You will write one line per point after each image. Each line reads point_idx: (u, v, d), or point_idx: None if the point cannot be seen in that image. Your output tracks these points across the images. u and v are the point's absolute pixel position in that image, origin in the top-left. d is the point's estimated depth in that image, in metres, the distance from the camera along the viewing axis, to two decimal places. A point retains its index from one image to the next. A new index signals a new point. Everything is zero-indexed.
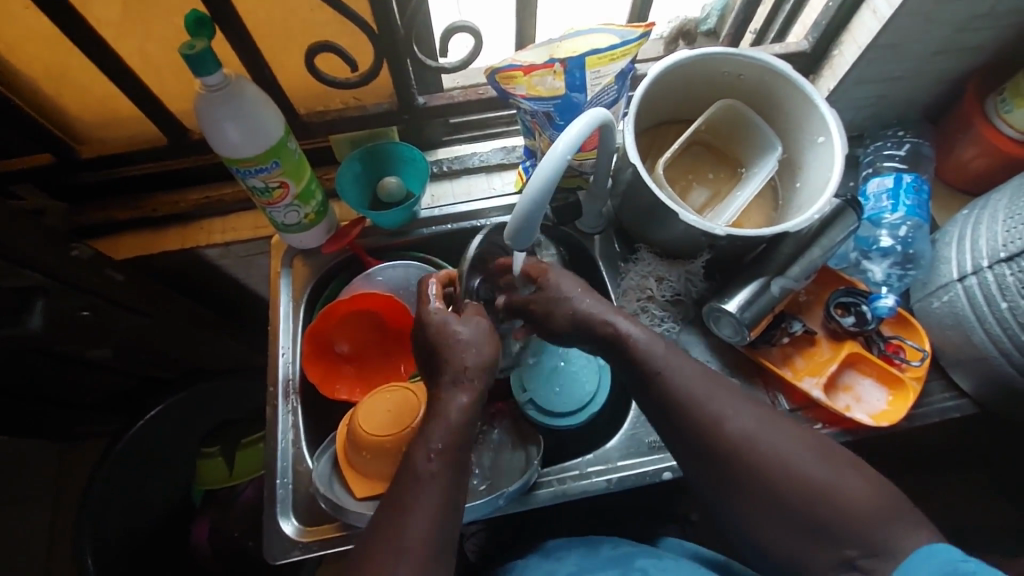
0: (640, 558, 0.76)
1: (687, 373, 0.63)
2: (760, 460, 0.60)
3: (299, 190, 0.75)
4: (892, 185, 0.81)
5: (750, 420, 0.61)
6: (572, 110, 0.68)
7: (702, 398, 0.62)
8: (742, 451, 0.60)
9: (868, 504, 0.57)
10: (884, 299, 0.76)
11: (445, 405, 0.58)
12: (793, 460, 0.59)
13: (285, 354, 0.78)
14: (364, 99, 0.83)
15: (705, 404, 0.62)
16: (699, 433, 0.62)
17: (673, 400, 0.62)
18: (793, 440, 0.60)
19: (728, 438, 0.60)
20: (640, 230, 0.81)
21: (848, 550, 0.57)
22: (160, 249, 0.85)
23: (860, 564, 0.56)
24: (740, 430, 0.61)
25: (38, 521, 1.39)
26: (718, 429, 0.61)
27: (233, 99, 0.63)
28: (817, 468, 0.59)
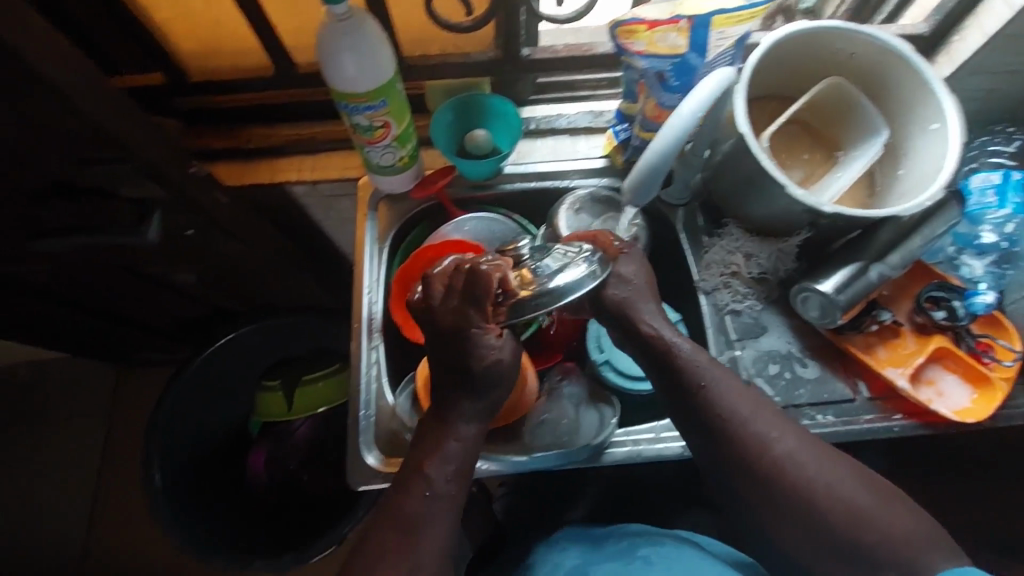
0: (641, 548, 0.78)
1: (729, 391, 0.63)
2: (806, 486, 0.59)
3: (399, 132, 0.75)
4: (999, 181, 0.78)
5: (793, 444, 0.61)
6: (688, 72, 0.67)
7: (746, 417, 0.62)
8: (786, 474, 0.60)
9: (913, 532, 0.58)
10: (981, 295, 0.75)
11: (456, 436, 0.62)
12: (836, 487, 0.59)
13: (370, 294, 0.80)
14: (464, 46, 0.82)
15: (748, 424, 0.62)
16: (743, 452, 0.61)
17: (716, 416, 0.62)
18: (835, 464, 0.60)
19: (773, 462, 0.60)
20: (732, 202, 0.80)
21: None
22: (251, 181, 0.87)
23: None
24: (784, 451, 0.60)
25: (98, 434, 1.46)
26: (761, 452, 0.61)
27: (354, 31, 0.64)
28: (862, 495, 0.59)
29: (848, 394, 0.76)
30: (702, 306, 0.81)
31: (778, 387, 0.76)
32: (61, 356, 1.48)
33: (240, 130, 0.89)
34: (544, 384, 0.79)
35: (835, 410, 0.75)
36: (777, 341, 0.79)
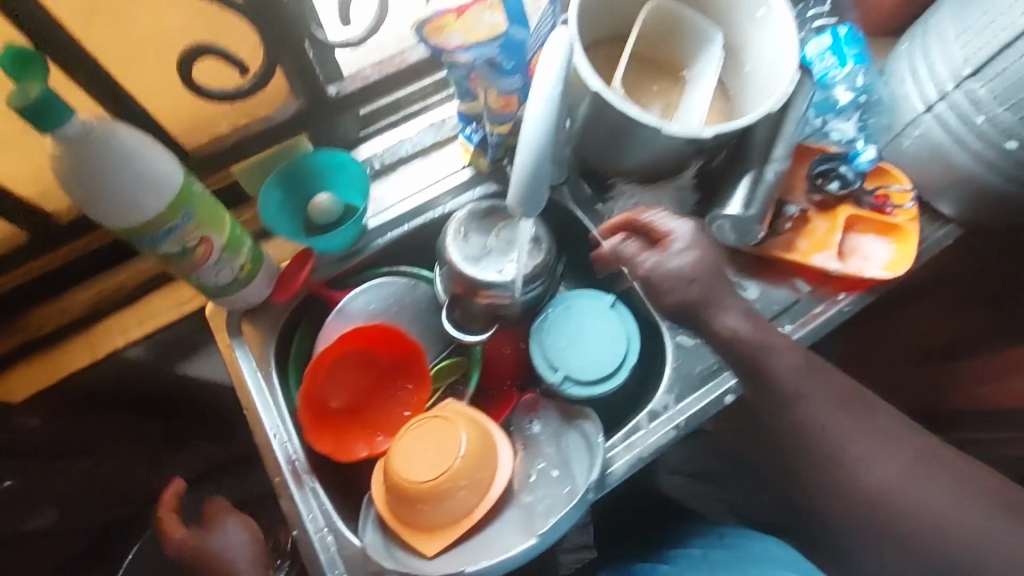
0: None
1: (794, 359, 0.63)
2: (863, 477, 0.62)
3: (224, 240, 0.60)
4: (831, 41, 0.78)
5: (861, 436, 0.62)
6: (519, 49, 0.57)
7: (794, 397, 0.63)
8: (862, 478, 0.62)
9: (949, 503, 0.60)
10: (863, 154, 0.75)
11: None
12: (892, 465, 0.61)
13: (279, 435, 0.66)
14: (260, 109, 0.69)
15: (817, 426, 0.63)
16: (799, 426, 0.63)
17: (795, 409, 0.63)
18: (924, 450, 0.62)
19: (825, 454, 0.62)
20: (612, 161, 0.75)
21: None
22: (72, 369, 0.71)
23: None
24: (822, 427, 0.63)
25: None
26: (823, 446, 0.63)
27: (106, 150, 0.48)
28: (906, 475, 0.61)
29: (791, 296, 0.75)
30: (630, 276, 0.76)
31: None
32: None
33: (27, 314, 0.70)
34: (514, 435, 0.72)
35: (789, 316, 0.74)
36: None
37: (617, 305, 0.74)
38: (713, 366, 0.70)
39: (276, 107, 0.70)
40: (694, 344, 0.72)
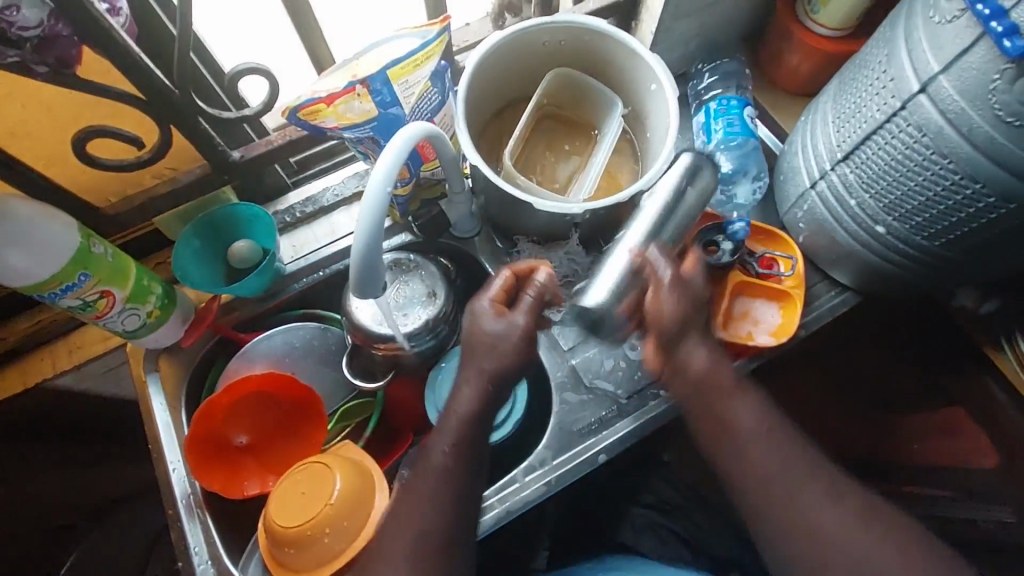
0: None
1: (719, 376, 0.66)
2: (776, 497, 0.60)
3: (127, 293, 0.66)
4: (704, 118, 0.85)
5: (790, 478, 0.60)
6: (394, 125, 0.63)
7: (730, 399, 0.64)
8: (776, 490, 0.60)
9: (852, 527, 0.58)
10: (735, 224, 0.77)
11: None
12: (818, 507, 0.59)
13: (177, 470, 0.71)
14: (178, 167, 0.74)
15: (747, 455, 0.62)
16: (722, 435, 0.63)
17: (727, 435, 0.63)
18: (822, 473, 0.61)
19: (750, 483, 0.61)
20: (512, 222, 0.78)
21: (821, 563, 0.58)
22: (2, 398, 0.76)
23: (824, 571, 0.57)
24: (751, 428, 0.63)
25: None
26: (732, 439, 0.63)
27: (1, 222, 0.54)
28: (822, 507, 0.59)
29: None
30: None
31: (618, 380, 0.76)
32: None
33: None
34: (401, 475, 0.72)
35: None
36: None
37: None
38: (593, 424, 0.74)
39: (188, 169, 0.73)
40: (579, 398, 0.76)
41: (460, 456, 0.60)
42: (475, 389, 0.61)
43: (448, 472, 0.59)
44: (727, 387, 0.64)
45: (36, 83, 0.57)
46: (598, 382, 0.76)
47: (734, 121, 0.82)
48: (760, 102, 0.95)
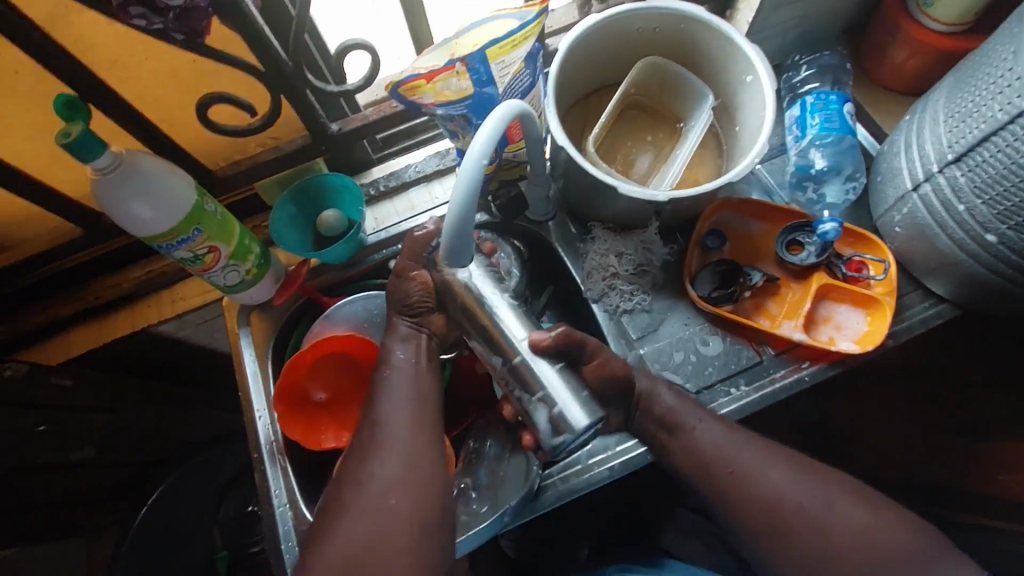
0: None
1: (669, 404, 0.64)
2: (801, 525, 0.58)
3: (231, 249, 0.71)
4: (798, 113, 0.81)
5: (821, 502, 0.58)
6: (487, 105, 0.65)
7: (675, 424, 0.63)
8: (788, 512, 0.58)
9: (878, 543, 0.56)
10: (826, 222, 0.74)
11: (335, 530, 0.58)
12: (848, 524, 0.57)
13: (264, 417, 0.77)
14: (280, 136, 0.79)
15: (742, 462, 0.60)
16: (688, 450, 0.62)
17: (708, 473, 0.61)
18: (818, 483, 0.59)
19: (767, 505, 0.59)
20: (589, 207, 0.79)
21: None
22: (108, 339, 0.82)
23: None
24: (718, 442, 0.62)
25: None
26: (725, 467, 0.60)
27: (130, 176, 0.59)
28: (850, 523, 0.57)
29: (754, 357, 0.76)
30: (597, 315, 0.79)
31: (686, 374, 0.75)
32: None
33: (85, 286, 0.82)
34: (467, 445, 0.75)
35: (745, 377, 0.75)
36: (676, 327, 0.78)
37: None
38: None
39: (290, 139, 0.79)
40: None
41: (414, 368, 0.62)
42: (413, 335, 0.64)
43: (417, 377, 0.62)
44: (688, 416, 0.63)
45: (173, 50, 0.63)
46: (666, 374, 0.75)
47: (834, 116, 0.78)
48: (859, 99, 0.90)
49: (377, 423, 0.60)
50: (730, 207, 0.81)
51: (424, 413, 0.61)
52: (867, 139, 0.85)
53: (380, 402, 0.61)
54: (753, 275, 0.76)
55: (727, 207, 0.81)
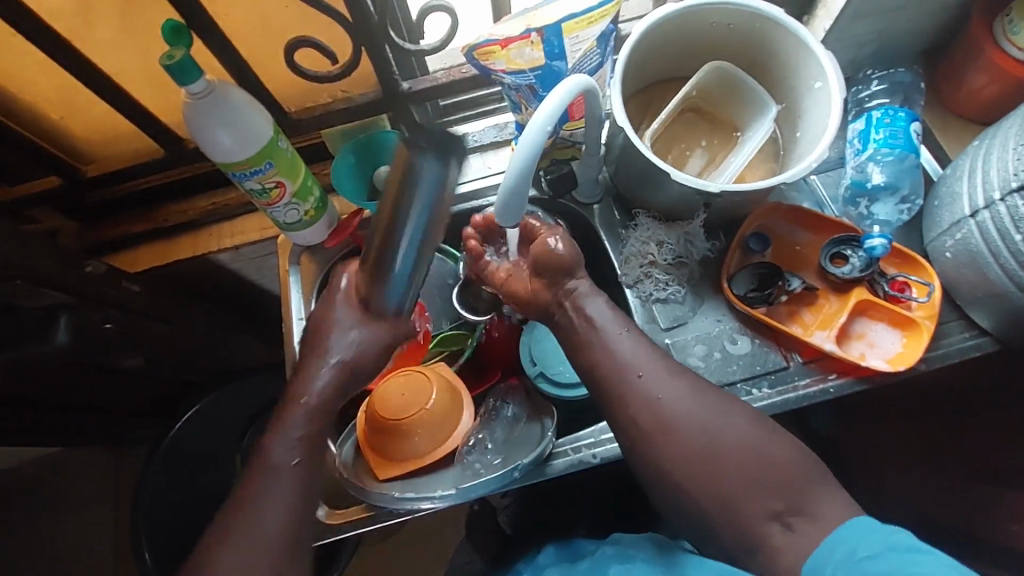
0: (612, 564, 0.70)
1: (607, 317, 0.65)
2: (728, 453, 0.59)
3: (296, 188, 0.74)
4: (862, 126, 0.80)
5: (748, 437, 0.60)
6: (554, 79, 0.67)
7: (606, 324, 0.65)
8: (681, 422, 0.60)
9: (790, 466, 0.59)
10: (875, 237, 0.73)
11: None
12: (768, 452, 0.59)
13: (303, 349, 0.82)
14: (351, 91, 0.83)
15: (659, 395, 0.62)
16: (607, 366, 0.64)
17: (650, 407, 0.61)
18: (714, 406, 0.61)
19: (697, 435, 0.60)
20: (638, 194, 0.80)
21: (775, 502, 0.58)
22: (171, 260, 0.88)
23: (785, 518, 0.57)
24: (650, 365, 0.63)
25: (63, 538, 1.33)
26: (657, 402, 0.61)
27: (219, 103, 0.64)
28: (773, 449, 0.60)
29: (781, 362, 0.76)
30: (629, 300, 0.81)
31: (711, 368, 0.76)
32: (27, 459, 1.36)
33: (154, 209, 0.88)
34: (487, 403, 0.81)
35: (769, 380, 0.75)
36: (707, 322, 0.79)
37: None
38: None
39: (361, 93, 0.83)
40: None
41: (307, 451, 0.62)
42: (331, 389, 0.63)
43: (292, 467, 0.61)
44: (617, 326, 0.65)
45: None
46: (688, 366, 0.77)
47: (898, 134, 0.78)
48: (929, 123, 0.88)
49: (262, 513, 0.59)
50: (778, 213, 0.82)
51: (293, 514, 0.60)
52: (931, 164, 0.83)
53: (261, 489, 0.60)
54: (792, 281, 0.77)
55: (776, 213, 0.82)
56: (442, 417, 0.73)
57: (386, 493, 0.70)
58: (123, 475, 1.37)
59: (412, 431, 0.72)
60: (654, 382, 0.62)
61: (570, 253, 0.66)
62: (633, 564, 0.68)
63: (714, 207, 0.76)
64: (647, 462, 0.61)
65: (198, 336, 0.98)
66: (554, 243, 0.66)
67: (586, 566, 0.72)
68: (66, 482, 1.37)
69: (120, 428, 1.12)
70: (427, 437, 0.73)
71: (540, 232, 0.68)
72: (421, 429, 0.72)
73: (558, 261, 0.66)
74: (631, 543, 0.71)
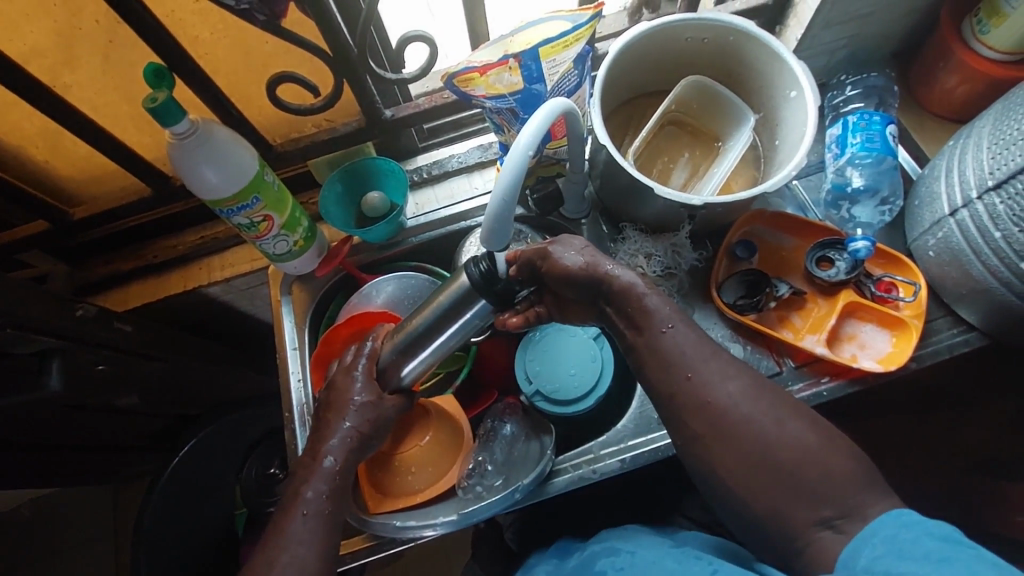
0: (600, 559, 0.71)
1: (656, 309, 0.63)
2: (784, 461, 0.58)
3: (284, 220, 0.75)
4: (840, 132, 0.82)
5: (804, 446, 0.58)
6: (535, 101, 0.68)
7: (663, 320, 0.62)
8: (734, 422, 0.59)
9: (849, 476, 0.57)
10: (858, 240, 0.75)
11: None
12: (826, 462, 0.57)
13: (298, 380, 0.81)
14: (334, 120, 0.84)
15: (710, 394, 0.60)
16: (656, 357, 0.62)
17: (701, 410, 0.60)
18: (775, 406, 0.60)
19: (748, 433, 0.59)
20: (624, 209, 0.81)
21: (825, 509, 0.56)
22: (161, 296, 0.88)
23: (836, 525, 0.56)
24: (699, 362, 0.61)
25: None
26: (709, 404, 0.60)
27: (204, 142, 0.64)
28: (819, 456, 0.58)
29: (775, 367, 0.77)
30: None
31: None
32: (25, 501, 1.35)
33: (143, 247, 0.89)
34: (484, 424, 0.81)
35: None
36: None
37: (599, 338, 0.82)
38: None
39: (344, 122, 0.84)
40: None
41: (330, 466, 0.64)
42: (351, 442, 0.65)
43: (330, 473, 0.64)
44: (661, 321, 0.63)
45: (248, 28, 0.68)
46: None
47: (875, 137, 0.79)
48: (905, 123, 0.90)
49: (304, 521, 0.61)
50: (761, 220, 0.83)
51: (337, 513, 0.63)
52: (909, 164, 0.85)
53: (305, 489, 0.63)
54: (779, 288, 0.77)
55: (759, 220, 0.83)
56: (438, 454, 0.75)
57: (387, 522, 0.69)
58: (122, 514, 1.36)
59: (407, 468, 0.73)
60: (704, 383, 0.61)
61: (586, 272, 0.63)
62: (618, 555, 0.70)
63: (699, 218, 0.76)
64: (701, 457, 0.61)
65: (194, 370, 0.97)
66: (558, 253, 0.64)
67: (575, 562, 0.73)
68: (64, 524, 1.35)
69: (118, 466, 1.10)
70: (424, 475, 0.74)
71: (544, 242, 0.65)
72: (415, 465, 0.74)
73: (573, 280, 0.64)
74: (617, 539, 0.73)
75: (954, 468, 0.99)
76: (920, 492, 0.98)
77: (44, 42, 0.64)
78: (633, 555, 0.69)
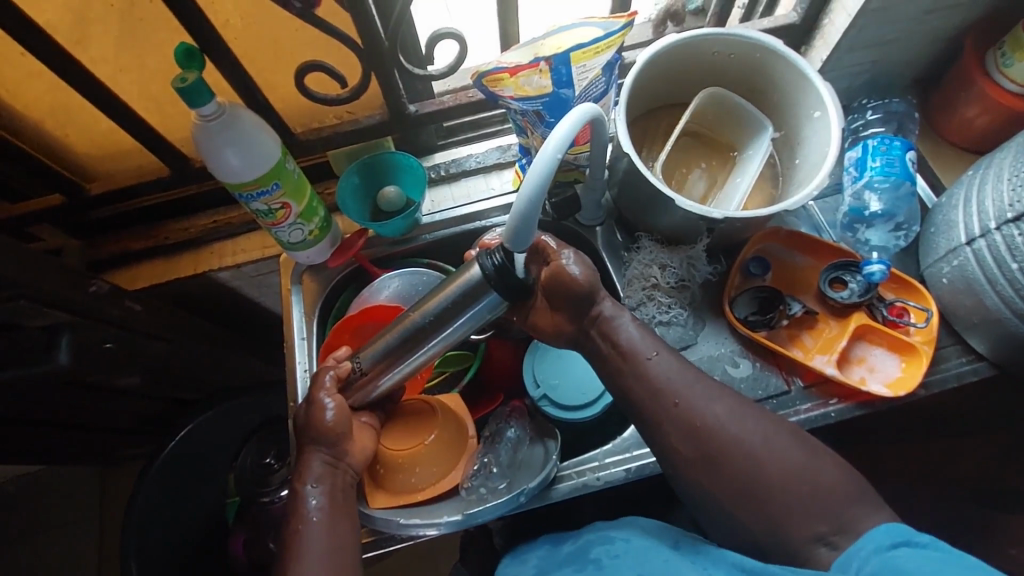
0: (594, 548, 0.69)
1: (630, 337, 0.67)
2: (780, 485, 0.59)
3: (301, 209, 0.75)
4: (859, 155, 0.83)
5: (797, 461, 0.60)
6: (562, 106, 0.68)
7: (641, 350, 0.66)
8: (727, 446, 0.61)
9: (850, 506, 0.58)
10: (874, 263, 0.75)
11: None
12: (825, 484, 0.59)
13: (304, 370, 0.81)
14: (357, 112, 0.84)
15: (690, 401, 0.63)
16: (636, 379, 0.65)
17: (689, 432, 0.62)
18: (767, 422, 0.62)
19: (742, 465, 0.60)
20: (642, 218, 0.81)
21: (820, 525, 0.57)
22: (172, 278, 0.87)
23: (830, 540, 0.57)
24: (663, 369, 0.65)
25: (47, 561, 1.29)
26: (699, 424, 0.62)
27: (228, 126, 0.64)
28: (820, 479, 0.59)
29: (783, 385, 0.76)
30: None
31: None
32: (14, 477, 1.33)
33: (157, 227, 0.88)
34: (490, 426, 0.81)
35: (771, 405, 0.75)
36: (709, 346, 0.79)
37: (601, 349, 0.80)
38: None
39: (367, 115, 0.84)
40: None
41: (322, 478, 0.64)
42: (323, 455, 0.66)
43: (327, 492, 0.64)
44: (645, 349, 0.66)
45: (280, 15, 0.68)
46: None
47: (895, 162, 0.79)
48: (921, 150, 0.91)
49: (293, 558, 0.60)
50: (777, 238, 0.83)
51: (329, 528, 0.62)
52: (925, 191, 0.85)
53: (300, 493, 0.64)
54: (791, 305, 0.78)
55: (775, 239, 0.83)
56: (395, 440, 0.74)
57: (390, 519, 0.69)
58: (113, 495, 1.34)
59: (411, 466, 0.72)
60: (691, 409, 0.63)
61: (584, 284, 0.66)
62: (613, 544, 0.68)
63: (717, 232, 0.77)
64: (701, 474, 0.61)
65: (197, 353, 0.97)
66: (567, 264, 0.66)
67: (569, 550, 0.70)
68: (50, 502, 1.34)
69: (112, 446, 1.09)
70: (426, 472, 0.73)
71: (552, 252, 0.68)
72: (417, 466, 0.73)
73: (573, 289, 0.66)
74: (611, 527, 0.71)
75: (956, 498, 0.99)
76: (921, 520, 0.98)
77: (72, 15, 0.64)
78: (627, 543, 0.68)
